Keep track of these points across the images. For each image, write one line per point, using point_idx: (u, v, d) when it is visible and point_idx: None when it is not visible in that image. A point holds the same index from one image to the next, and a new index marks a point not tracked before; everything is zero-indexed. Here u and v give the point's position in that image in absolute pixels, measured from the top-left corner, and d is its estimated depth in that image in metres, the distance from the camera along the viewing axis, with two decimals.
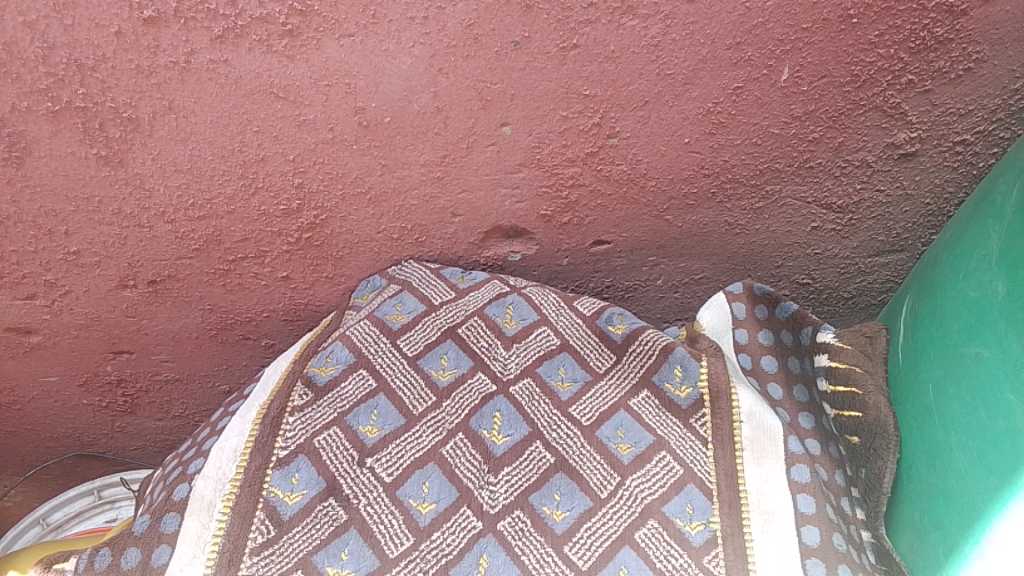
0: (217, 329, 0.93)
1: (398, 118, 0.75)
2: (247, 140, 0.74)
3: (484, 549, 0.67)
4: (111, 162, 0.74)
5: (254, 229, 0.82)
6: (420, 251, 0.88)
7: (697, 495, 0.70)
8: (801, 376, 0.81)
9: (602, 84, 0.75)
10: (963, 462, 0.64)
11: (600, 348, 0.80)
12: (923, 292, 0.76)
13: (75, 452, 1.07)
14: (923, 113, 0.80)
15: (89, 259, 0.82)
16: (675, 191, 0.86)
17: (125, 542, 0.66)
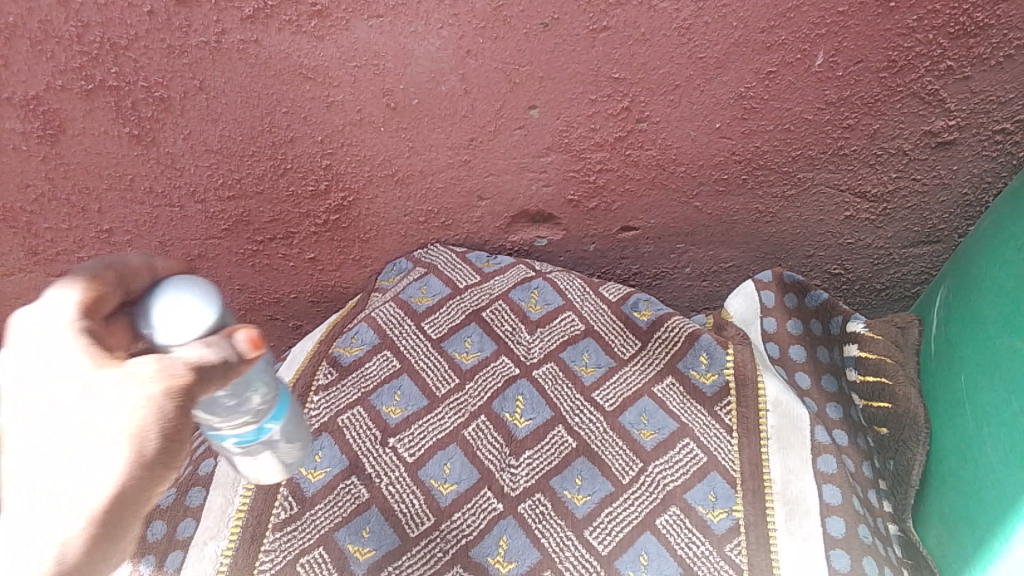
0: (246, 309, 0.94)
1: (426, 101, 0.74)
2: (276, 121, 0.74)
3: (504, 531, 0.67)
4: (143, 141, 0.74)
5: (283, 210, 0.83)
6: (446, 234, 0.88)
7: (720, 483, 0.70)
8: (830, 367, 0.80)
9: (631, 67, 0.74)
10: (994, 455, 0.62)
11: (625, 334, 0.80)
12: (957, 282, 0.74)
13: None
14: (962, 101, 0.78)
15: (121, 237, 0.84)
16: (705, 177, 0.85)
17: (151, 514, 0.68)
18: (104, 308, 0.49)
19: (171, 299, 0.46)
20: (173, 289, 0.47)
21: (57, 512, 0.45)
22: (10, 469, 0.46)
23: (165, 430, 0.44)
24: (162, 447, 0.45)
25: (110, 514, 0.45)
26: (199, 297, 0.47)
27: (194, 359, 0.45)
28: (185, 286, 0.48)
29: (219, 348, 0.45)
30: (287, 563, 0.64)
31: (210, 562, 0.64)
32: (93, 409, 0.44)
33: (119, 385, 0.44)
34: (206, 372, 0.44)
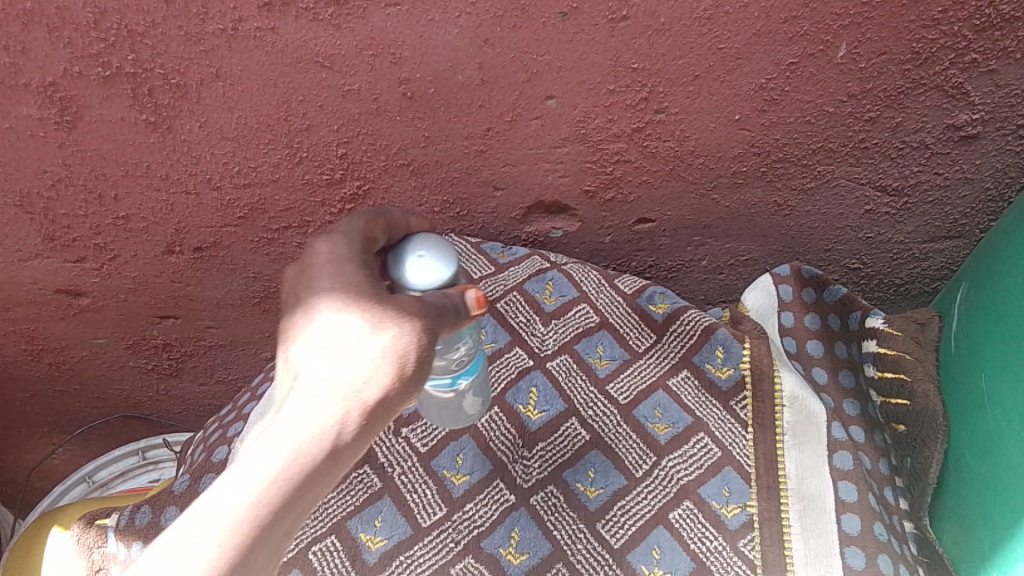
0: (261, 297, 0.94)
1: (443, 90, 0.74)
2: (293, 110, 0.74)
3: (516, 522, 0.67)
4: (160, 128, 0.74)
5: (298, 199, 0.83)
6: (461, 225, 0.88)
7: (734, 478, 0.69)
8: (848, 362, 0.79)
9: (650, 57, 0.73)
10: (1015, 455, 0.61)
11: (641, 326, 0.79)
12: (980, 279, 0.73)
13: (122, 412, 1.11)
14: (986, 94, 0.77)
15: (137, 224, 0.84)
16: (724, 169, 0.84)
17: (165, 501, 0.68)
18: (374, 246, 0.51)
19: (415, 258, 0.51)
20: (412, 247, 0.52)
21: (261, 453, 0.41)
22: (322, 382, 0.42)
23: (414, 358, 0.44)
24: (394, 389, 0.43)
25: (371, 420, 0.43)
26: (437, 262, 0.51)
27: (442, 305, 0.47)
28: (419, 245, 0.52)
29: (457, 297, 0.49)
30: (301, 549, 0.65)
31: None
32: (352, 330, 0.43)
33: (374, 307, 0.44)
34: (446, 315, 0.47)
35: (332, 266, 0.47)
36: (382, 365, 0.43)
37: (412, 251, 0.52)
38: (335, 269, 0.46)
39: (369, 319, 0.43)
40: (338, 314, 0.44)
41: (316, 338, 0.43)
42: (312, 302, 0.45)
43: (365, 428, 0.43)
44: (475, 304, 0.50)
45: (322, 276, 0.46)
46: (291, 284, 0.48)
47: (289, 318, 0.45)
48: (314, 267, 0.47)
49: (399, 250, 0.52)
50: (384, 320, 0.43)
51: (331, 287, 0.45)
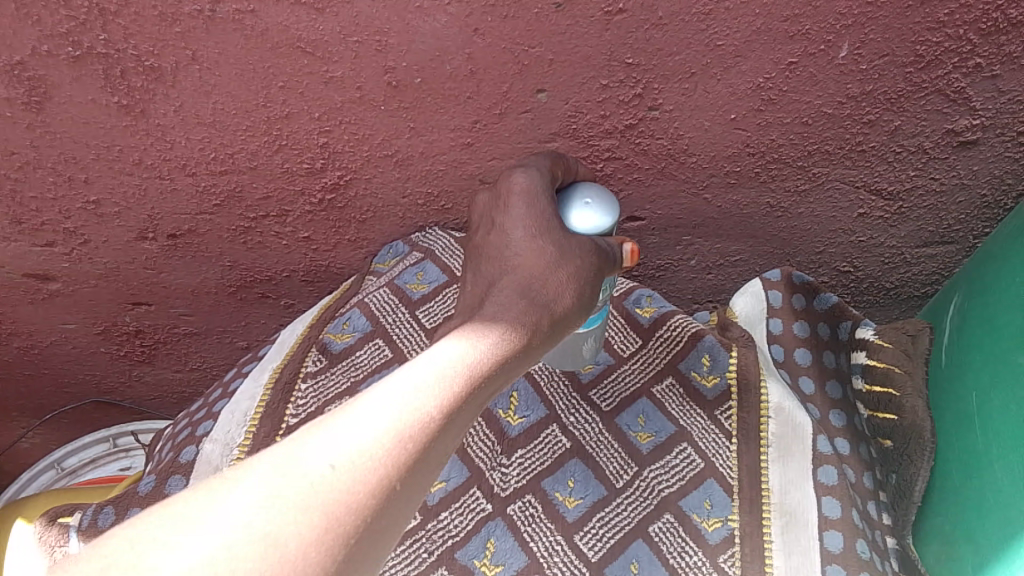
0: (237, 285, 0.92)
1: (429, 80, 0.71)
2: (272, 96, 0.71)
3: (492, 532, 0.66)
4: (132, 112, 0.71)
5: (277, 187, 0.80)
6: (445, 218, 0.85)
7: (717, 490, 0.68)
8: (836, 373, 0.77)
9: (646, 53, 0.70)
10: (1002, 477, 0.60)
11: (627, 331, 0.77)
12: (973, 290, 0.71)
13: (93, 398, 1.08)
14: (988, 100, 0.75)
15: (108, 209, 0.81)
16: (717, 169, 0.82)
17: (129, 502, 0.66)
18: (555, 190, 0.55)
19: (581, 206, 0.54)
20: (579, 194, 0.55)
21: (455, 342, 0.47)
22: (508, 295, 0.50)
23: (588, 289, 0.52)
24: (573, 306, 0.51)
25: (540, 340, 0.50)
26: (599, 213, 0.54)
27: (606, 251, 0.54)
28: (586, 193, 0.55)
29: (616, 247, 0.56)
30: None
31: None
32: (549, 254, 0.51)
33: (561, 242, 0.52)
34: (609, 261, 0.54)
35: (525, 202, 0.53)
36: (564, 296, 0.51)
37: (580, 198, 0.55)
38: (531, 201, 0.52)
39: (555, 259, 0.51)
40: (528, 250, 0.51)
41: (515, 262, 0.51)
42: (508, 232, 0.52)
43: (547, 338, 0.51)
44: (629, 257, 0.57)
45: (516, 208, 0.52)
46: (490, 202, 0.55)
47: (487, 238, 0.54)
48: (509, 198, 0.53)
49: (570, 195, 0.55)
50: (567, 263, 0.51)
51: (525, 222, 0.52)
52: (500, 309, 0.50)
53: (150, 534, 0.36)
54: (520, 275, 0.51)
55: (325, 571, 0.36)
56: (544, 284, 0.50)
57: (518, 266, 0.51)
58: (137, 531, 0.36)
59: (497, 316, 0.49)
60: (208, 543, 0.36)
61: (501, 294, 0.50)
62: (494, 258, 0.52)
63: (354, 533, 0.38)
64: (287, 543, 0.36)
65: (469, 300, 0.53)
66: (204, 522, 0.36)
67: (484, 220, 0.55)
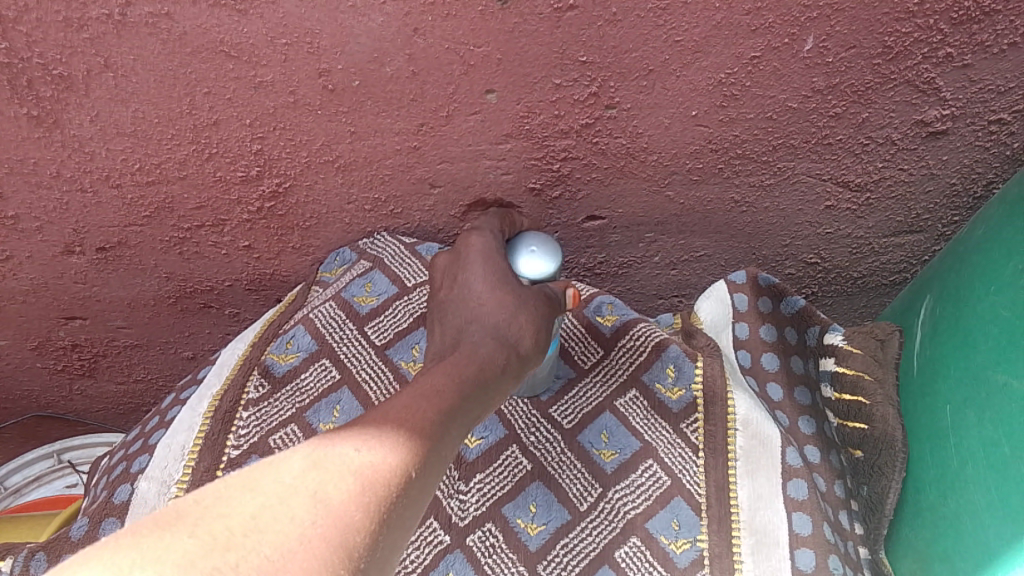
0: (176, 297, 0.86)
1: (369, 83, 0.66)
2: (197, 103, 0.65)
3: (451, 566, 0.63)
4: (45, 123, 0.65)
5: (210, 197, 0.74)
6: (395, 223, 0.80)
7: (684, 510, 0.65)
8: (804, 378, 0.75)
9: (601, 50, 0.65)
10: (978, 497, 0.58)
11: (587, 341, 0.74)
12: (943, 296, 0.69)
13: (33, 413, 1.02)
14: (958, 90, 0.72)
15: (29, 224, 0.75)
16: (679, 166, 0.78)
17: (62, 548, 0.62)
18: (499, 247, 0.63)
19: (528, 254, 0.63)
20: (526, 244, 0.63)
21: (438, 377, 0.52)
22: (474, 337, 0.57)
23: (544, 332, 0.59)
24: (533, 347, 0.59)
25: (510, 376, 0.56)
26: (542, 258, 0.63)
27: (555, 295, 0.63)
28: (531, 243, 0.63)
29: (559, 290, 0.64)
30: None
31: None
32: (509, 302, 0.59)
33: (518, 291, 0.60)
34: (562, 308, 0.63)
35: (482, 260, 0.61)
36: (526, 337, 0.58)
37: (526, 247, 0.63)
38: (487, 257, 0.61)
39: (515, 303, 0.59)
40: (490, 298, 0.59)
41: (479, 307, 0.59)
42: (469, 285, 0.60)
43: (516, 373, 0.57)
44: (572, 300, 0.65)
45: (475, 263, 0.61)
46: (452, 261, 0.64)
47: (451, 291, 0.62)
48: (467, 255, 0.63)
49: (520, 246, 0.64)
50: (525, 306, 0.58)
51: (485, 275, 0.60)
52: (473, 347, 0.55)
53: (203, 495, 0.36)
54: (485, 317, 0.58)
55: (371, 526, 0.37)
56: (508, 322, 0.58)
57: (483, 313, 0.58)
58: (190, 494, 0.36)
59: (471, 353, 0.55)
60: (264, 500, 0.36)
61: (470, 336, 0.57)
62: (459, 307, 0.60)
63: (390, 500, 0.39)
64: (334, 501, 0.37)
65: (440, 345, 0.59)
66: (255, 486, 0.37)
67: (446, 280, 0.63)
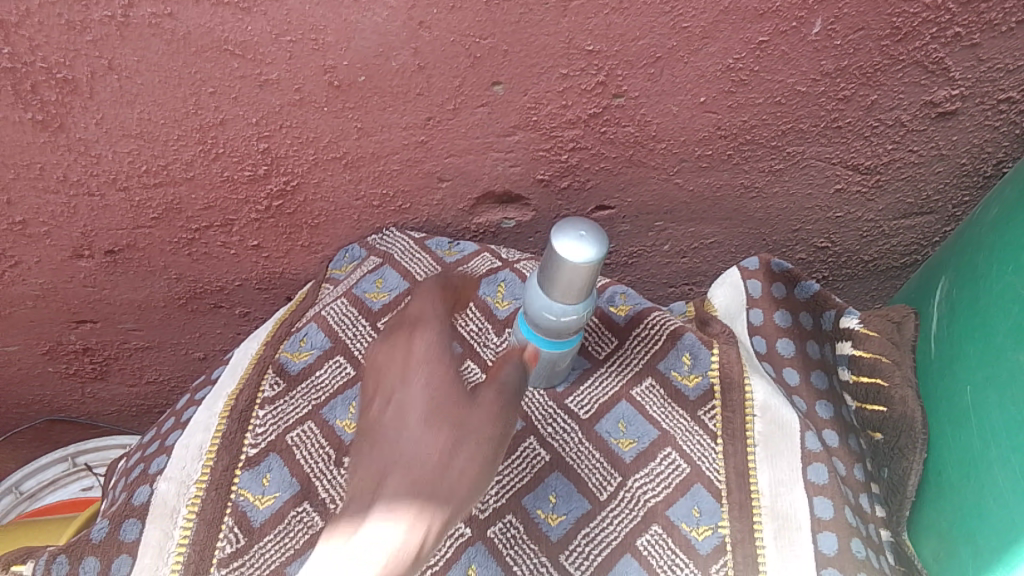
0: (186, 298, 0.86)
1: (375, 78, 0.65)
2: (202, 103, 0.65)
3: (473, 559, 0.62)
4: (50, 127, 0.65)
5: (218, 197, 0.74)
6: (403, 218, 0.80)
7: (704, 497, 0.65)
8: (820, 363, 0.75)
9: (608, 38, 0.65)
10: (1002, 478, 0.58)
11: (602, 332, 0.74)
12: (961, 278, 0.69)
13: (46, 417, 1.02)
14: (968, 69, 0.71)
15: (37, 229, 0.74)
16: (688, 153, 0.78)
17: (83, 550, 0.60)
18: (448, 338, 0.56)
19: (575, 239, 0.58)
20: (573, 225, 0.58)
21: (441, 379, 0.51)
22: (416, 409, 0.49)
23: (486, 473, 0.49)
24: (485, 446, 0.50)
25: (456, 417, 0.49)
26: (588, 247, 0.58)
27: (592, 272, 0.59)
28: (579, 225, 0.58)
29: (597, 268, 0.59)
30: None
31: None
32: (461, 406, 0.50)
33: (456, 421, 0.49)
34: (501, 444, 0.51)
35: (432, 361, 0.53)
36: (475, 464, 0.48)
37: (575, 231, 0.58)
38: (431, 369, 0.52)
39: (453, 440, 0.48)
40: (417, 376, 0.51)
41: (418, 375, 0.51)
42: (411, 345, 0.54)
43: (457, 445, 0.48)
44: None
45: (424, 332, 0.55)
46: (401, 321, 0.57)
47: (383, 353, 0.54)
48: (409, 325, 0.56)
49: (560, 226, 0.59)
50: (462, 448, 0.48)
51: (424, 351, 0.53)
52: (399, 435, 0.48)
53: None
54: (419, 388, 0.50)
55: None
56: (435, 464, 0.47)
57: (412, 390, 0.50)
58: None
59: (407, 449, 0.47)
60: None
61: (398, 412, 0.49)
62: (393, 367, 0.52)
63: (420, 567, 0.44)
64: None
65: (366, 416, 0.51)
66: None
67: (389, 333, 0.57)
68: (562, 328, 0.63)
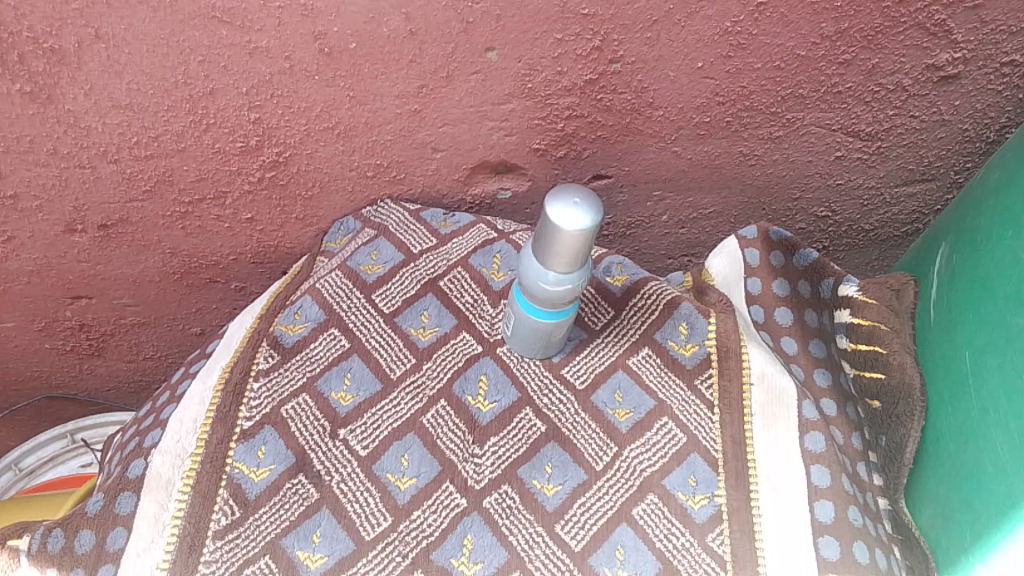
0: (181, 272, 0.86)
1: (366, 44, 0.64)
2: (192, 72, 0.64)
3: (468, 529, 0.62)
4: (38, 99, 0.64)
5: (210, 169, 0.73)
6: (398, 189, 0.79)
7: (701, 466, 0.65)
8: (819, 331, 0.74)
9: (603, 2, 0.64)
10: (1000, 444, 0.57)
11: (598, 302, 0.74)
12: (960, 243, 0.68)
13: (44, 394, 1.02)
14: (970, 31, 0.70)
15: (28, 203, 0.74)
16: (686, 121, 0.77)
17: (78, 523, 0.60)
18: None
19: (570, 206, 0.57)
20: (568, 193, 0.57)
21: None
22: None
23: None
24: None
25: None
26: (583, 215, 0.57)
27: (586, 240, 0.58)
28: (574, 193, 0.58)
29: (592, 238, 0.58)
30: None
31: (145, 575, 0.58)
32: None
33: None
34: None
35: None
36: None
37: (570, 198, 0.57)
38: None
39: None
40: None
41: None
42: None
43: None
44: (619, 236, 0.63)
45: None
46: None
47: None
48: None
49: (555, 193, 0.58)
50: None
51: None
52: None
53: None
54: None
55: None
56: None
57: None
58: None
59: None
60: None
61: None
62: None
63: None
64: None
65: None
66: None
67: None
68: (557, 298, 0.63)
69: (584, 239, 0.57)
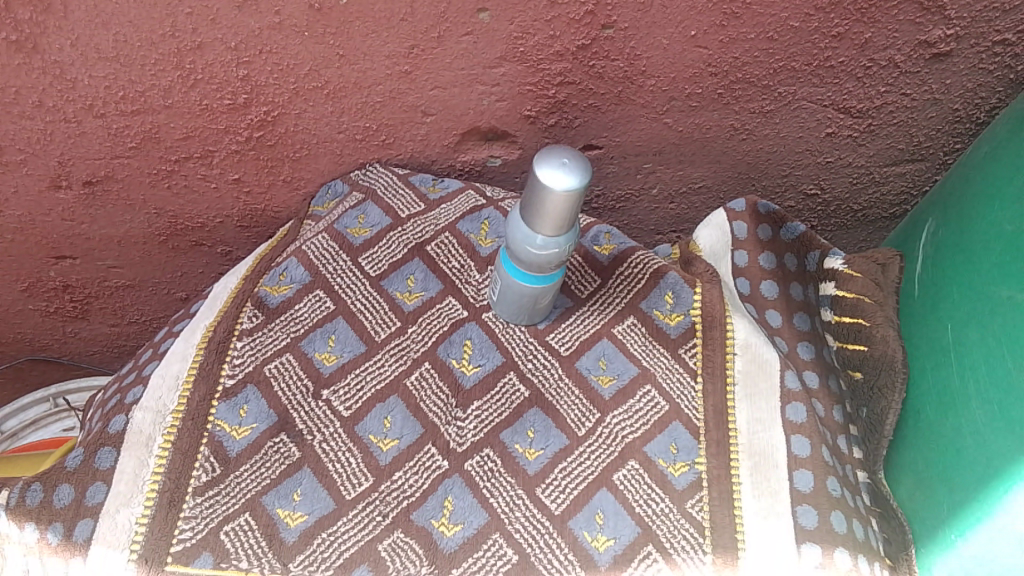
0: (167, 234, 0.85)
1: (357, 1, 0.64)
2: (180, 24, 0.63)
3: (449, 491, 0.62)
4: (23, 48, 0.63)
5: (197, 126, 0.72)
6: (387, 154, 0.79)
7: (682, 434, 0.65)
8: (803, 305, 0.75)
9: None
10: (980, 415, 0.58)
11: (585, 270, 0.73)
12: (947, 218, 0.69)
13: (28, 356, 1.01)
14: (963, 7, 0.70)
15: (13, 157, 0.73)
16: (677, 91, 0.76)
17: (57, 478, 0.60)
18: None
19: (557, 167, 0.57)
20: (556, 154, 0.57)
21: None
22: None
23: None
24: None
25: None
26: (570, 176, 0.57)
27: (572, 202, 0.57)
28: (562, 153, 0.57)
29: (579, 201, 0.58)
30: (210, 531, 0.58)
31: (124, 531, 0.57)
32: None
33: None
34: None
35: None
36: None
37: (558, 159, 0.57)
38: None
39: None
40: None
41: None
42: None
43: None
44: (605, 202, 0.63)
45: None
46: None
47: None
48: None
49: (544, 153, 0.57)
50: None
51: None
52: None
53: None
54: None
55: None
56: None
57: None
58: None
59: None
60: None
61: None
62: None
63: None
64: None
65: None
66: None
67: None
68: (543, 262, 0.62)
69: (570, 200, 0.57)
